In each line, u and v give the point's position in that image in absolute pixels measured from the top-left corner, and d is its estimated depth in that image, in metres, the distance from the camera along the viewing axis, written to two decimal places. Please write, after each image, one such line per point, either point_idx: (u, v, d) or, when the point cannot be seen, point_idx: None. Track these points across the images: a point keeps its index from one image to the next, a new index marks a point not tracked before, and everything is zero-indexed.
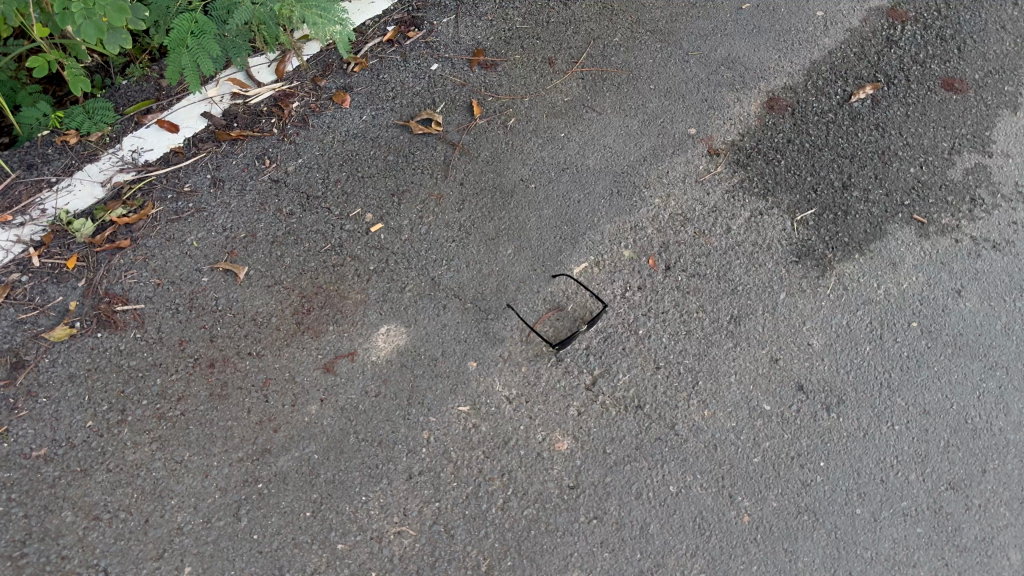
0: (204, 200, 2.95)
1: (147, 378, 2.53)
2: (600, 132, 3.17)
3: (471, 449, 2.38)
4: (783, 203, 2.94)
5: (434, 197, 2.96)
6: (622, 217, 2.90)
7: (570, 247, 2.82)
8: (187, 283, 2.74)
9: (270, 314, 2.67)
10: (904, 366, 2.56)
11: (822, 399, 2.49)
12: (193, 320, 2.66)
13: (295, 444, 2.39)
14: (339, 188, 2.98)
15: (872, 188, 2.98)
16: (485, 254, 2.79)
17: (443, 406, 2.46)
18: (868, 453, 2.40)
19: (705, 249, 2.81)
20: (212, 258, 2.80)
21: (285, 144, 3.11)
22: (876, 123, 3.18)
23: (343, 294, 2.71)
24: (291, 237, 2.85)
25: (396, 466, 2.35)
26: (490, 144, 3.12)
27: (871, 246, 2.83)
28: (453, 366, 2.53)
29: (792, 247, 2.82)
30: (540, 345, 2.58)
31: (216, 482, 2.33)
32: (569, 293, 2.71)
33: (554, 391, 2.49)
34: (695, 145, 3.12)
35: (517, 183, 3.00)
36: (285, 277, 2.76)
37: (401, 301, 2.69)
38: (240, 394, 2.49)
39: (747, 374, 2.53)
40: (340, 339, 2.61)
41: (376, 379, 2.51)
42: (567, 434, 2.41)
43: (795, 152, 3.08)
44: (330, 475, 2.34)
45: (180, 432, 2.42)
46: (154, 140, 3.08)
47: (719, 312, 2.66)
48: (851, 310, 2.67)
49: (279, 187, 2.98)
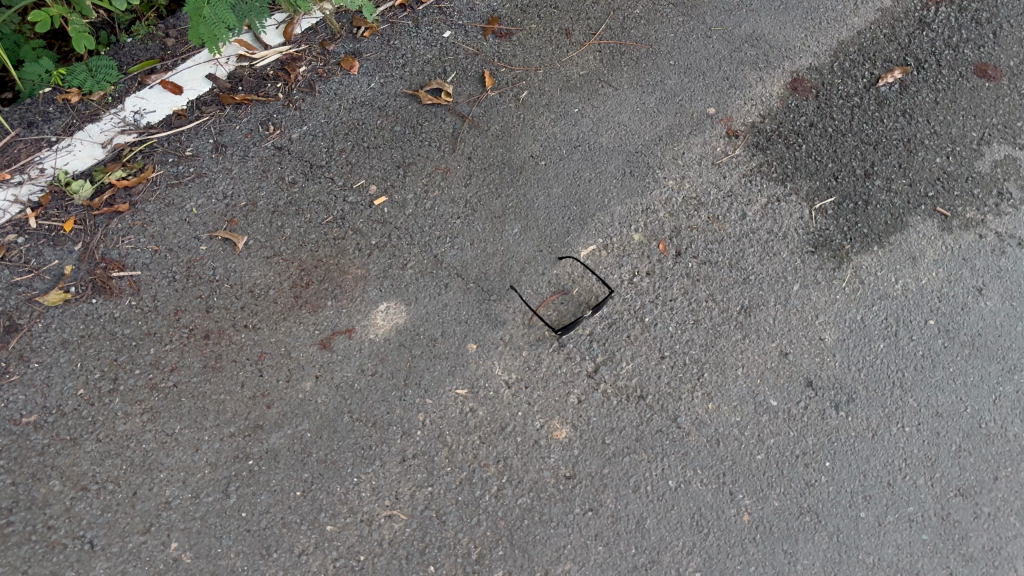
0: (205, 166, 2.89)
1: (141, 347, 2.49)
2: (615, 109, 3.06)
3: (467, 433, 2.32)
4: (802, 189, 2.84)
5: (440, 171, 2.88)
6: (633, 198, 2.81)
7: (579, 228, 2.73)
8: (186, 250, 2.69)
9: (268, 286, 2.61)
10: (919, 365, 2.45)
11: (832, 396, 2.39)
12: (189, 289, 2.60)
13: (287, 421, 2.34)
14: (343, 158, 2.91)
15: (895, 177, 2.88)
16: (490, 232, 2.72)
17: (440, 388, 2.40)
18: (876, 455, 2.29)
19: (718, 236, 2.72)
20: (211, 226, 2.75)
21: (290, 110, 3.03)
22: (903, 110, 3.06)
23: (343, 268, 2.64)
24: (292, 206, 2.79)
25: (390, 448, 2.29)
26: (501, 117, 3.03)
27: (890, 239, 2.73)
28: (453, 347, 2.47)
29: (808, 237, 2.73)
30: (542, 329, 2.51)
31: (206, 457, 2.29)
32: (574, 276, 2.63)
33: (554, 377, 2.42)
34: (713, 126, 3.02)
35: (527, 160, 2.91)
36: (284, 248, 2.69)
37: (403, 278, 2.62)
38: (234, 367, 2.44)
39: (755, 367, 2.44)
40: (338, 315, 2.55)
41: (374, 357, 2.45)
42: (566, 422, 2.34)
43: (816, 137, 2.98)
44: (322, 454, 2.28)
45: (172, 404, 2.38)
46: (156, 100, 3.02)
47: (728, 302, 2.58)
48: (866, 304, 2.58)
49: (282, 155, 2.92)
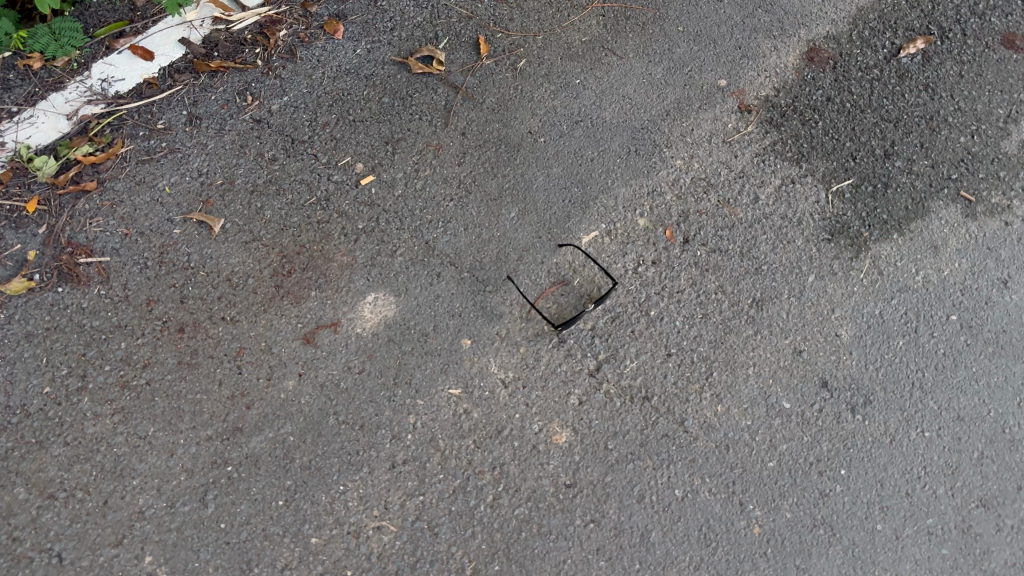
0: (178, 140, 2.69)
1: (111, 341, 2.32)
2: (620, 80, 2.86)
3: (461, 437, 2.18)
4: (818, 170, 2.68)
5: (432, 148, 2.68)
6: (638, 179, 2.64)
7: (581, 213, 2.56)
8: (158, 234, 2.51)
9: (248, 274, 2.43)
10: (940, 365, 2.31)
11: (848, 398, 2.25)
12: (162, 277, 2.43)
13: (267, 424, 2.18)
14: (327, 132, 2.70)
15: (916, 158, 2.71)
16: (485, 217, 2.54)
17: (432, 388, 2.25)
18: (894, 462, 2.16)
19: (728, 221, 2.56)
20: (185, 207, 2.56)
21: (269, 79, 2.82)
22: (925, 84, 2.88)
23: (328, 256, 2.47)
24: (272, 185, 2.60)
25: (379, 453, 2.15)
26: (497, 88, 2.82)
27: (911, 226, 2.57)
28: (445, 344, 2.32)
29: (824, 223, 2.57)
30: (541, 324, 2.36)
31: (182, 462, 2.14)
32: (575, 266, 2.47)
33: (554, 376, 2.28)
34: (725, 100, 2.83)
35: (525, 136, 2.72)
36: (264, 233, 2.51)
37: (392, 266, 2.45)
38: (210, 363, 2.28)
39: (767, 366, 2.30)
40: (323, 307, 2.38)
41: (361, 353, 2.30)
42: (567, 425, 2.20)
43: (833, 113, 2.80)
44: (306, 461, 2.14)
45: (145, 404, 2.22)
46: (125, 68, 2.82)
47: (739, 295, 2.42)
48: (885, 297, 2.43)
49: (261, 128, 2.71)
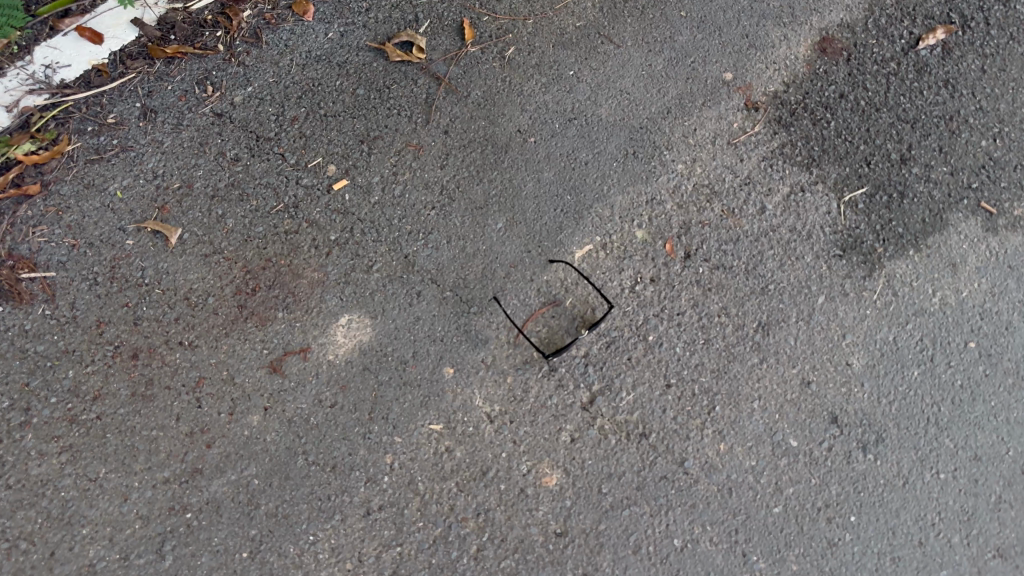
0: (131, 136, 2.44)
1: (57, 369, 2.12)
2: (617, 72, 2.60)
3: (443, 480, 2.01)
4: (830, 176, 2.45)
5: (411, 148, 2.44)
6: (636, 185, 2.40)
7: (574, 224, 2.34)
8: (109, 245, 2.28)
9: (208, 292, 2.22)
10: (957, 399, 2.16)
11: (859, 436, 2.10)
12: (113, 295, 2.21)
13: (230, 464, 2.02)
14: (296, 129, 2.45)
15: (935, 164, 2.50)
16: (470, 228, 2.32)
17: (411, 424, 2.07)
18: (907, 508, 2.03)
19: (732, 234, 2.35)
20: (138, 214, 2.32)
21: (232, 67, 2.55)
22: (946, 80, 2.64)
23: (296, 272, 2.25)
24: (235, 190, 2.36)
25: (353, 498, 1.99)
26: (482, 80, 2.56)
27: (928, 240, 2.38)
28: (425, 373, 2.13)
29: (836, 237, 2.37)
30: (529, 351, 2.17)
31: (136, 508, 1.98)
32: (567, 284, 2.27)
33: (544, 411, 2.10)
34: (730, 95, 2.58)
35: (513, 136, 2.47)
36: (226, 245, 2.28)
37: (368, 283, 2.23)
38: (167, 396, 2.09)
39: (773, 400, 2.13)
40: (291, 330, 2.17)
41: (333, 385, 2.10)
42: (557, 466, 2.04)
43: (847, 112, 2.55)
44: (272, 507, 1.97)
45: (95, 442, 2.04)
46: (72, 52, 2.51)
47: (744, 318, 2.24)
48: (900, 322, 2.25)
49: (222, 124, 2.46)
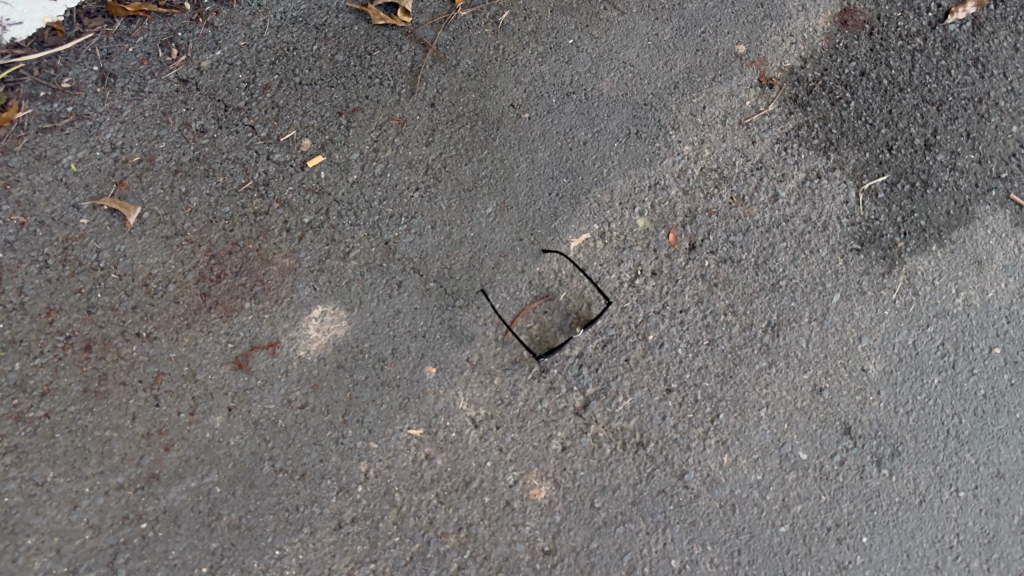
0: (87, 103, 2.23)
1: (3, 361, 1.94)
2: (620, 42, 2.38)
3: (421, 490, 1.85)
4: (848, 162, 2.26)
5: (394, 122, 2.23)
6: (638, 168, 2.20)
7: (570, 210, 2.15)
8: (61, 224, 2.08)
9: (169, 278, 2.03)
10: (980, 410, 2.02)
11: (873, 448, 1.96)
12: (65, 280, 2.02)
13: (189, 470, 1.85)
14: (268, 98, 2.24)
15: (962, 150, 2.30)
16: (456, 212, 2.12)
17: (389, 428, 1.90)
18: (923, 529, 1.90)
19: (742, 224, 2.16)
20: (94, 190, 2.12)
21: (199, 28, 2.33)
22: (975, 58, 2.44)
23: (265, 257, 2.06)
24: (200, 165, 2.15)
25: (323, 510, 1.82)
26: (474, 48, 2.34)
27: (953, 235, 2.20)
28: (405, 372, 1.95)
29: (854, 229, 2.18)
30: (518, 350, 1.99)
31: (86, 516, 1.81)
32: (561, 277, 2.08)
33: (533, 416, 1.93)
34: (743, 71, 2.36)
35: (506, 111, 2.26)
36: (189, 226, 2.09)
37: (344, 272, 2.05)
38: (122, 393, 1.92)
39: (782, 408, 1.97)
40: (258, 322, 1.99)
41: (303, 384, 1.93)
42: (546, 477, 1.88)
43: (868, 92, 2.35)
44: (234, 518, 1.81)
45: (43, 442, 1.87)
46: (23, 7, 2.24)
47: (753, 317, 2.06)
48: (920, 324, 2.09)
49: (188, 91, 2.25)
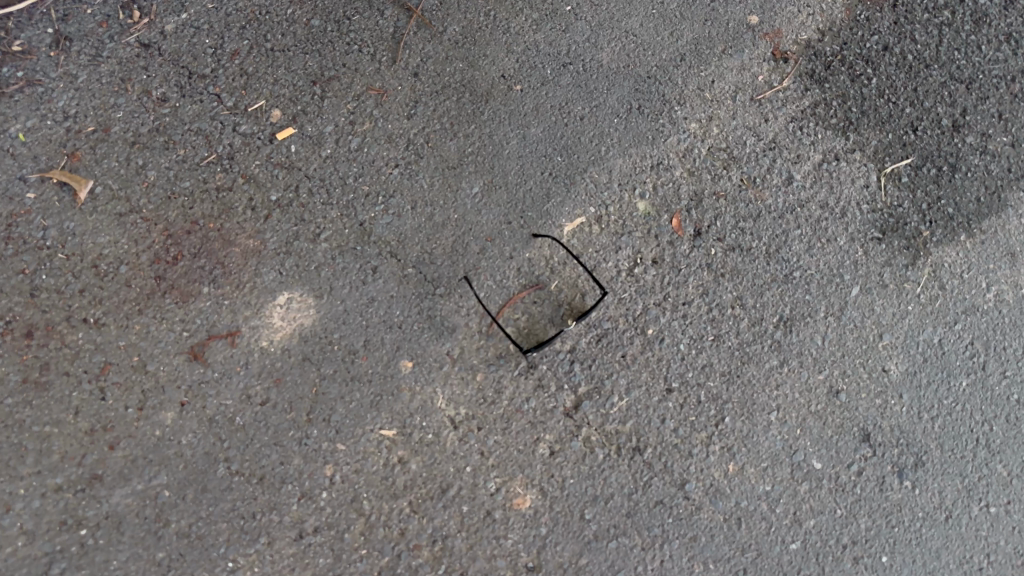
0: (39, 68, 2.03)
1: None
2: (622, 9, 2.18)
3: (393, 498, 1.68)
4: (870, 144, 2.06)
5: (373, 92, 2.04)
6: (640, 146, 2.01)
7: (563, 191, 1.96)
8: (5, 199, 1.89)
9: (121, 259, 1.84)
10: (1012, 417, 1.87)
11: (894, 457, 1.80)
12: (6, 260, 1.83)
13: (136, 471, 1.67)
14: (236, 65, 2.05)
15: (993, 132, 2.11)
16: (439, 191, 1.94)
17: (358, 429, 1.71)
18: (949, 547, 1.77)
19: (752, 209, 1.97)
20: (43, 162, 1.93)
21: None
22: (1008, 33, 2.24)
23: (227, 238, 1.87)
24: (159, 136, 1.97)
25: (283, 518, 1.65)
26: (462, 14, 2.14)
27: (982, 224, 2.01)
28: (378, 366, 1.77)
29: (875, 216, 1.99)
30: (504, 344, 1.81)
31: (21, 522, 1.63)
32: (553, 263, 1.90)
33: (519, 417, 1.75)
34: (755, 43, 2.15)
35: (496, 82, 2.06)
36: (145, 203, 1.90)
37: (313, 255, 1.86)
38: (64, 385, 1.73)
39: (794, 412, 1.80)
40: (217, 309, 1.81)
41: (265, 377, 1.75)
42: (532, 485, 1.70)
43: (892, 67, 2.15)
44: (184, 526, 1.64)
45: None
46: None
47: (763, 311, 1.87)
48: (947, 321, 1.92)
49: (149, 56, 2.06)
